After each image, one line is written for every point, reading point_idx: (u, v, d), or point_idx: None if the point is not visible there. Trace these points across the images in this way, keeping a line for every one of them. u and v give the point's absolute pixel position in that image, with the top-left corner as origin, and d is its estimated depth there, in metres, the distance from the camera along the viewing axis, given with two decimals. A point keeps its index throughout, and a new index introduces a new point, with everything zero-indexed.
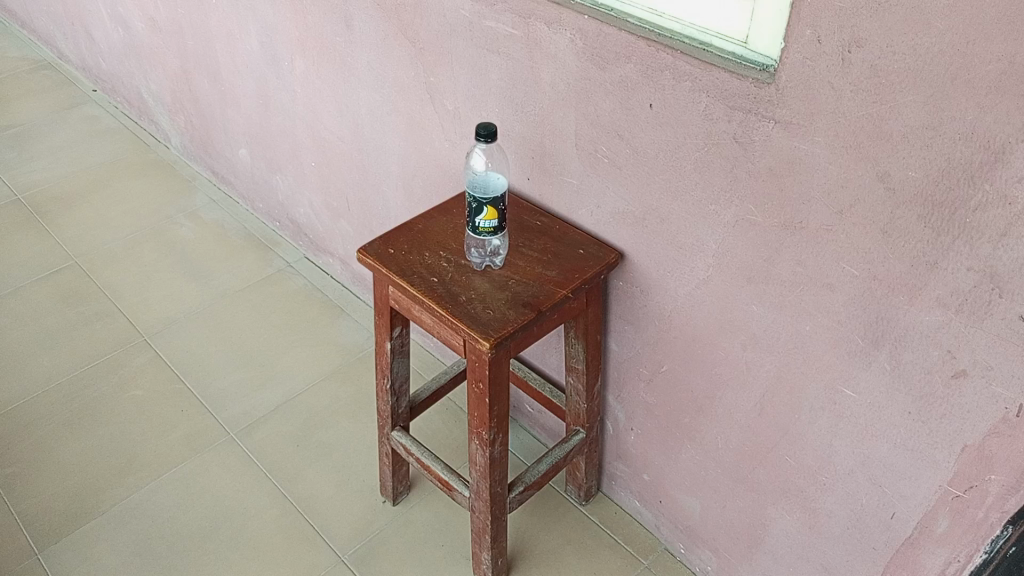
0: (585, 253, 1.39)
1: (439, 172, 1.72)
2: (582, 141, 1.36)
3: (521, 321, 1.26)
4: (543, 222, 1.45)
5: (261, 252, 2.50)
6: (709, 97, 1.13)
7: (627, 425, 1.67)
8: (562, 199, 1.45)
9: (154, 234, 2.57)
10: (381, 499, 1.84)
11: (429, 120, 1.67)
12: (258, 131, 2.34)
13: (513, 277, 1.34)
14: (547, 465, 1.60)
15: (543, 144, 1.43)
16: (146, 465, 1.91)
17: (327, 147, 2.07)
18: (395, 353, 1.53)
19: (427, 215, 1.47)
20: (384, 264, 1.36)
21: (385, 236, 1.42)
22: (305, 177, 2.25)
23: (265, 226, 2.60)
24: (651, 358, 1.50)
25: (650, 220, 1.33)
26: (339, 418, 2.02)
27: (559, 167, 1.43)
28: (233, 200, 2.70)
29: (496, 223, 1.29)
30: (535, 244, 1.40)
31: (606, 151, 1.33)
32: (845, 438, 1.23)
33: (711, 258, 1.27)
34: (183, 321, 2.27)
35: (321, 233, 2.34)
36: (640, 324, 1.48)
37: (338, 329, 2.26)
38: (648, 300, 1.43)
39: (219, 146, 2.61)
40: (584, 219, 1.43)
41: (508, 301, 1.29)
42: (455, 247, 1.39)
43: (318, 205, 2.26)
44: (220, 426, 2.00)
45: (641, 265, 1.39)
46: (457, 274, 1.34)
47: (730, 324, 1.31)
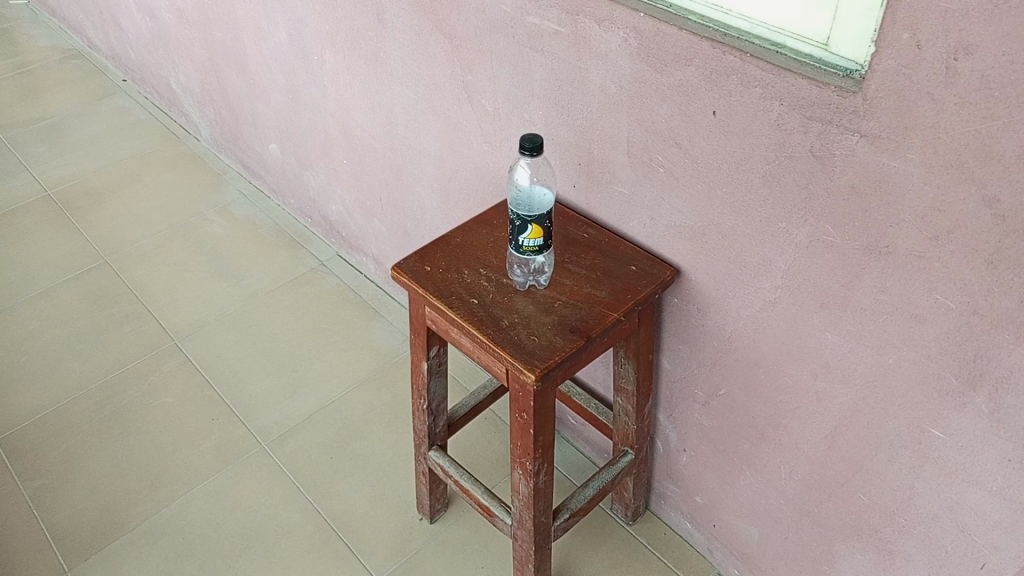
0: (637, 270, 1.27)
1: (478, 175, 1.61)
2: (635, 148, 1.24)
3: (569, 349, 1.16)
4: (591, 234, 1.34)
5: (293, 250, 2.42)
6: (782, 105, 1.01)
7: (680, 446, 1.56)
8: (611, 209, 1.34)
9: (184, 231, 2.50)
10: (418, 516, 1.76)
11: (466, 121, 1.56)
12: (288, 126, 2.25)
13: (559, 298, 1.23)
14: (594, 489, 1.50)
15: (591, 150, 1.31)
16: (177, 477, 1.85)
17: (359, 145, 1.97)
18: (432, 373, 1.44)
19: (465, 228, 1.36)
20: (420, 283, 1.26)
21: (421, 252, 1.32)
22: (336, 174, 2.16)
23: (296, 221, 2.52)
24: (708, 379, 1.39)
25: (710, 235, 1.21)
26: (374, 429, 1.94)
27: (608, 175, 1.31)
28: (264, 195, 2.62)
29: (541, 241, 1.18)
30: (583, 260, 1.29)
31: (661, 160, 1.21)
32: (929, 481, 1.11)
33: (780, 279, 1.15)
34: (214, 324, 2.21)
35: (354, 232, 2.25)
36: (697, 344, 1.36)
37: (372, 332, 2.17)
38: (706, 319, 1.31)
39: (249, 140, 2.53)
40: (636, 231, 1.32)
41: (554, 326, 1.19)
42: (496, 264, 1.29)
43: (351, 203, 2.17)
44: (251, 435, 1.94)
45: (699, 282, 1.28)
46: (499, 294, 1.24)
47: (799, 351, 1.19)
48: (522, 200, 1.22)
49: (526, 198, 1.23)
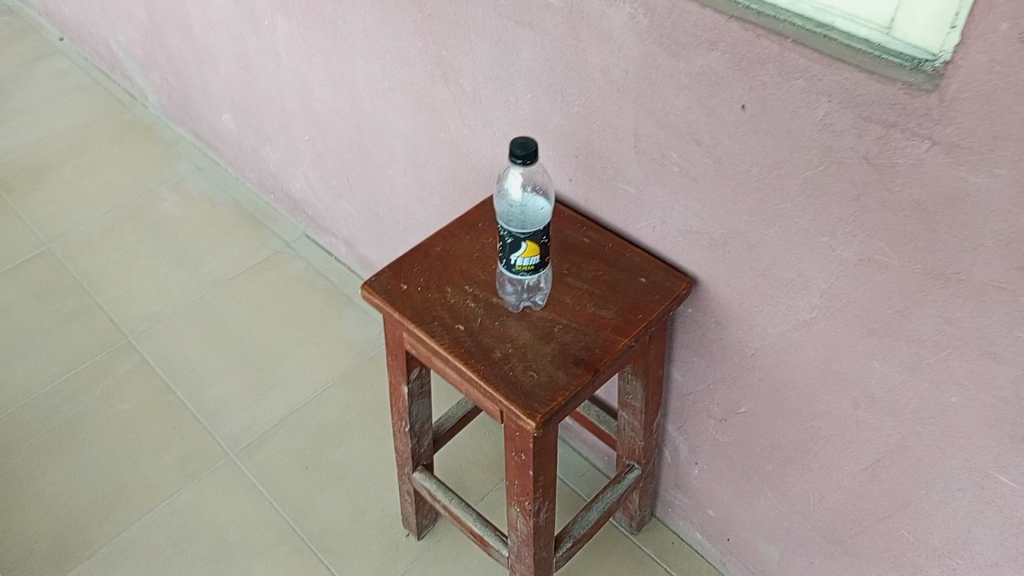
0: (648, 282, 1.10)
1: (456, 162, 1.42)
2: (642, 142, 1.05)
3: (575, 387, 0.98)
4: (590, 238, 1.16)
5: (255, 231, 2.21)
6: (831, 101, 0.83)
7: (691, 459, 1.42)
8: (614, 209, 1.16)
9: (134, 211, 2.28)
10: (404, 532, 1.59)
11: (442, 102, 1.36)
12: (241, 95, 2.02)
13: (558, 323, 1.05)
14: (599, 512, 1.35)
15: (591, 142, 1.12)
16: (136, 496, 1.66)
17: (321, 120, 1.76)
18: (413, 397, 1.26)
19: (445, 234, 1.17)
20: (395, 306, 1.07)
21: (395, 266, 1.13)
22: (298, 151, 1.95)
23: (258, 198, 2.30)
24: (726, 395, 1.23)
25: (734, 244, 1.04)
26: (352, 432, 1.76)
27: (611, 171, 1.12)
28: (221, 167, 2.40)
29: (538, 259, 1.00)
30: (583, 272, 1.11)
31: (675, 158, 1.03)
32: (991, 527, 0.98)
33: (818, 298, 0.99)
34: (172, 317, 2.00)
35: (321, 212, 2.05)
36: (715, 358, 1.21)
37: (345, 321, 1.99)
38: (725, 333, 1.15)
39: (200, 109, 2.29)
40: (644, 234, 1.14)
41: (555, 358, 1.01)
42: (484, 279, 1.10)
43: (316, 182, 1.96)
44: (219, 445, 1.74)
45: (719, 294, 1.11)
46: (489, 319, 1.06)
47: (839, 377, 1.04)
48: (514, 214, 1.03)
49: (519, 212, 1.03)
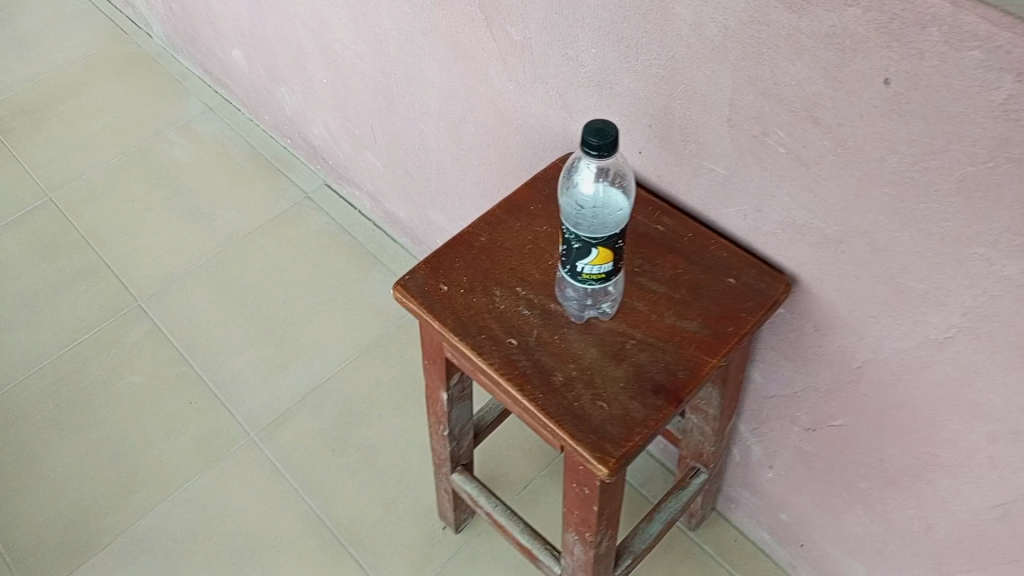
0: (739, 283, 0.91)
1: (500, 120, 1.22)
2: (738, 115, 0.84)
3: (654, 423, 0.81)
4: (665, 227, 0.97)
5: (272, 180, 2.03)
6: (1020, 80, 0.62)
7: (765, 462, 1.25)
8: (695, 191, 0.96)
9: (141, 156, 2.09)
10: (441, 525, 1.46)
11: (483, 50, 1.14)
12: (251, 30, 1.81)
13: (630, 338, 0.87)
14: (662, 523, 1.19)
15: (670, 110, 0.91)
16: (151, 481, 1.53)
17: (340, 63, 1.55)
18: (453, 402, 1.09)
19: (492, 219, 0.98)
20: (435, 313, 0.89)
21: (433, 260, 0.94)
22: (316, 96, 1.74)
23: (274, 141, 2.10)
24: (818, 405, 1.06)
25: (850, 244, 0.84)
26: (381, 411, 1.62)
27: (693, 145, 0.92)
28: (233, 106, 2.20)
29: (610, 267, 0.81)
30: (660, 273, 0.93)
31: (781, 137, 0.82)
32: None
33: (959, 317, 0.80)
34: (185, 279, 1.84)
35: (343, 161, 1.85)
36: (807, 364, 1.02)
37: (371, 284, 1.81)
38: (824, 341, 0.97)
39: (208, 42, 2.08)
40: (732, 223, 0.94)
41: (628, 384, 0.84)
42: (540, 279, 0.92)
43: (336, 129, 1.76)
44: (239, 423, 1.61)
45: (823, 298, 0.92)
46: (547, 331, 0.88)
47: (973, 407, 0.86)
48: (584, 217, 0.84)
49: (590, 215, 0.84)
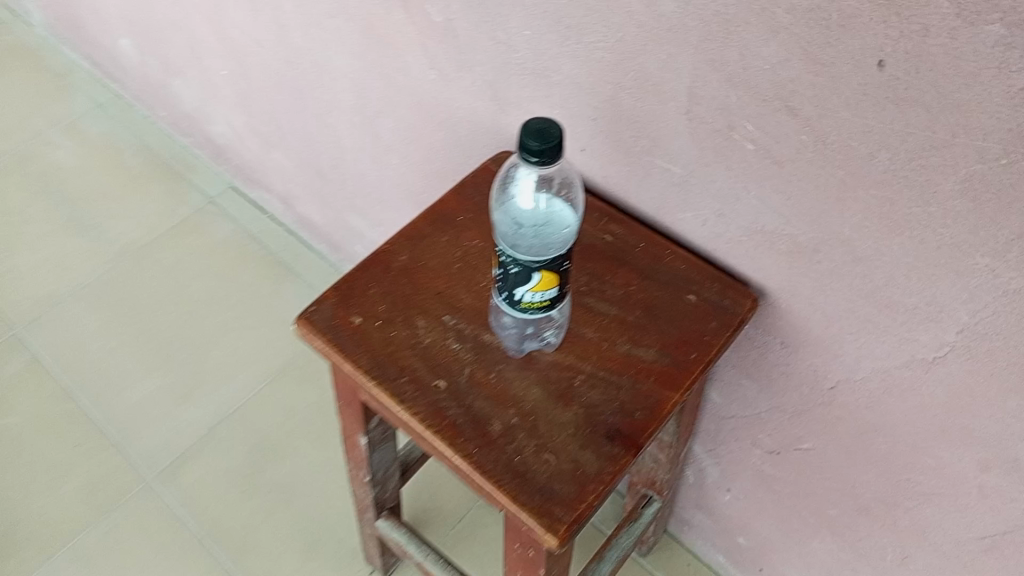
0: (699, 301, 0.80)
1: (420, 114, 1.07)
2: (700, 106, 0.73)
3: (609, 478, 0.69)
4: (613, 236, 0.85)
5: (170, 184, 1.83)
6: None
7: (722, 485, 1.12)
8: (647, 193, 0.84)
9: (20, 161, 1.86)
10: (368, 570, 1.31)
11: (399, 33, 0.99)
12: (138, 15, 1.61)
13: (578, 374, 0.75)
14: (614, 562, 1.06)
15: (618, 101, 0.79)
16: (32, 540, 1.34)
17: (239, 52, 1.37)
18: (374, 446, 0.96)
19: (412, 233, 0.84)
20: (346, 353, 0.75)
21: (342, 286, 0.80)
22: (215, 89, 1.56)
23: (172, 140, 1.90)
24: (785, 427, 0.94)
25: (826, 254, 0.73)
26: (298, 442, 1.46)
27: (645, 142, 0.80)
28: (125, 102, 1.98)
29: (555, 293, 0.68)
30: (609, 291, 0.81)
31: (749, 132, 0.71)
32: None
33: (954, 337, 0.69)
34: (71, 300, 1.64)
35: (248, 162, 1.67)
36: (772, 386, 0.91)
37: (285, 297, 1.65)
38: (793, 360, 0.86)
39: (94, 31, 1.86)
40: (689, 229, 0.83)
41: (578, 431, 0.71)
42: (471, 305, 0.79)
43: (240, 127, 1.59)
44: (135, 464, 1.43)
45: (793, 314, 0.81)
46: (480, 370, 0.75)
47: (964, 435, 0.76)
48: (523, 237, 0.71)
49: (530, 233, 0.71)
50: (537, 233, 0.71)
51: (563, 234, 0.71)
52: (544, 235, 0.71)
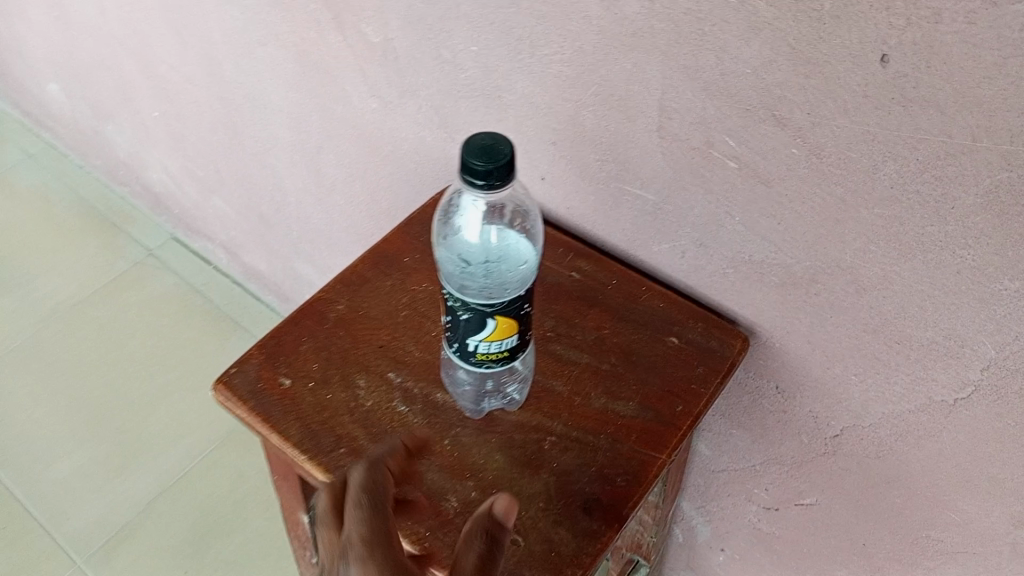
0: (683, 343, 0.70)
1: (363, 147, 0.97)
2: (673, 121, 0.63)
3: (590, 560, 0.58)
4: (582, 273, 0.75)
5: (107, 238, 1.71)
6: None
7: (715, 544, 1.01)
8: (618, 224, 0.75)
9: None
10: None
11: (335, 59, 0.90)
12: (64, 58, 1.50)
13: (548, 436, 0.64)
14: None
15: (580, 120, 0.70)
16: None
17: (170, 90, 1.27)
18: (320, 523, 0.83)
19: (352, 279, 0.73)
20: (272, 422, 0.63)
21: (268, 343, 0.69)
22: (149, 133, 1.45)
23: (109, 191, 1.78)
24: (783, 480, 0.84)
25: (826, 285, 0.64)
26: (248, 513, 1.32)
27: (612, 164, 0.70)
28: (58, 152, 1.86)
29: (514, 343, 0.58)
30: (580, 337, 0.71)
31: (730, 147, 0.61)
32: None
33: (980, 373, 0.60)
34: None
35: (189, 210, 1.56)
36: (767, 434, 0.81)
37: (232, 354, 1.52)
38: (789, 405, 0.76)
39: (21, 78, 1.75)
40: (667, 262, 0.73)
41: (550, 503, 0.60)
42: (420, 360, 0.68)
43: (177, 172, 1.48)
44: (63, 548, 1.28)
45: (789, 353, 0.71)
46: (433, 436, 0.63)
47: (992, 485, 0.66)
48: (474, 279, 0.61)
49: (482, 274, 0.61)
50: (491, 271, 0.61)
51: (521, 270, 0.61)
52: (500, 273, 0.61)
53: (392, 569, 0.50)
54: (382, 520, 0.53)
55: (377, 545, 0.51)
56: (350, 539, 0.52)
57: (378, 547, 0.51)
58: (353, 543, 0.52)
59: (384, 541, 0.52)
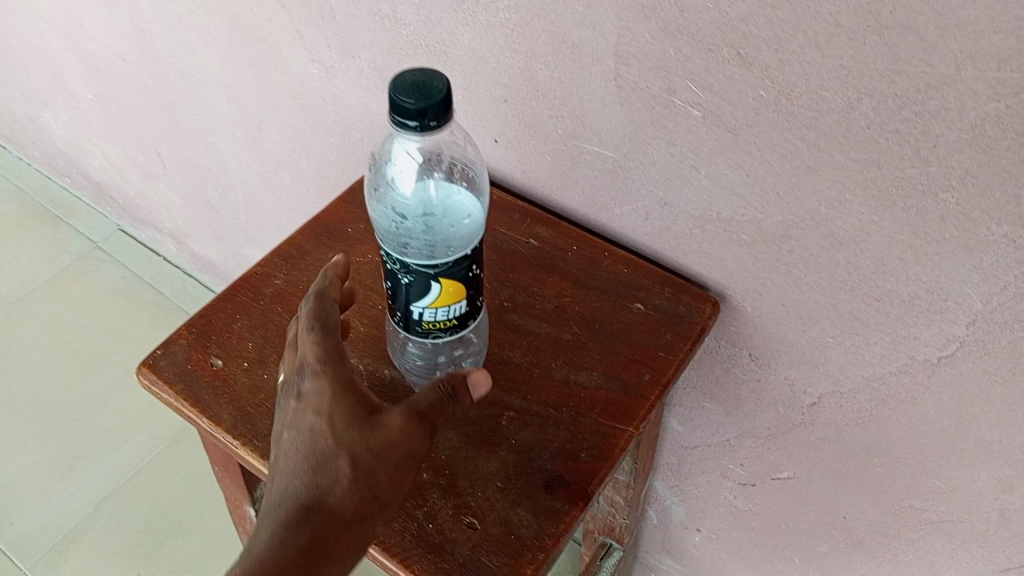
0: (649, 309, 0.66)
1: (306, 119, 0.91)
2: (630, 68, 0.58)
3: (552, 541, 0.54)
4: (540, 240, 0.71)
5: (49, 232, 1.63)
6: None
7: (691, 525, 0.97)
8: (577, 186, 0.70)
9: None
10: None
11: (271, 22, 0.84)
12: None
13: (505, 411, 0.60)
14: None
15: (531, 73, 0.65)
16: None
17: (102, 69, 1.20)
18: None
19: (290, 252, 0.70)
20: (201, 406, 0.60)
21: (199, 322, 0.65)
22: (85, 117, 1.37)
23: (50, 183, 1.70)
24: (759, 454, 0.80)
25: (799, 241, 0.59)
26: (204, 512, 1.26)
27: (568, 121, 0.65)
28: None
29: (462, 307, 0.53)
30: (539, 306, 0.67)
31: (694, 94, 0.57)
32: None
33: (966, 329, 0.56)
34: None
35: (133, 199, 1.48)
36: (741, 406, 0.77)
37: None
38: (763, 374, 0.72)
39: None
40: (630, 224, 0.69)
41: (508, 483, 0.57)
42: (365, 334, 0.64)
43: (117, 158, 1.40)
44: (5, 557, 1.21)
45: (762, 317, 0.67)
46: None
47: (980, 449, 0.62)
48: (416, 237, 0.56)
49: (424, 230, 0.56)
50: (432, 229, 0.56)
51: (465, 225, 0.56)
52: (442, 231, 0.56)
53: (347, 385, 0.53)
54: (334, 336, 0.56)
55: (331, 363, 0.54)
56: (306, 357, 0.55)
57: (332, 363, 0.54)
58: (309, 361, 0.54)
59: (339, 358, 0.54)
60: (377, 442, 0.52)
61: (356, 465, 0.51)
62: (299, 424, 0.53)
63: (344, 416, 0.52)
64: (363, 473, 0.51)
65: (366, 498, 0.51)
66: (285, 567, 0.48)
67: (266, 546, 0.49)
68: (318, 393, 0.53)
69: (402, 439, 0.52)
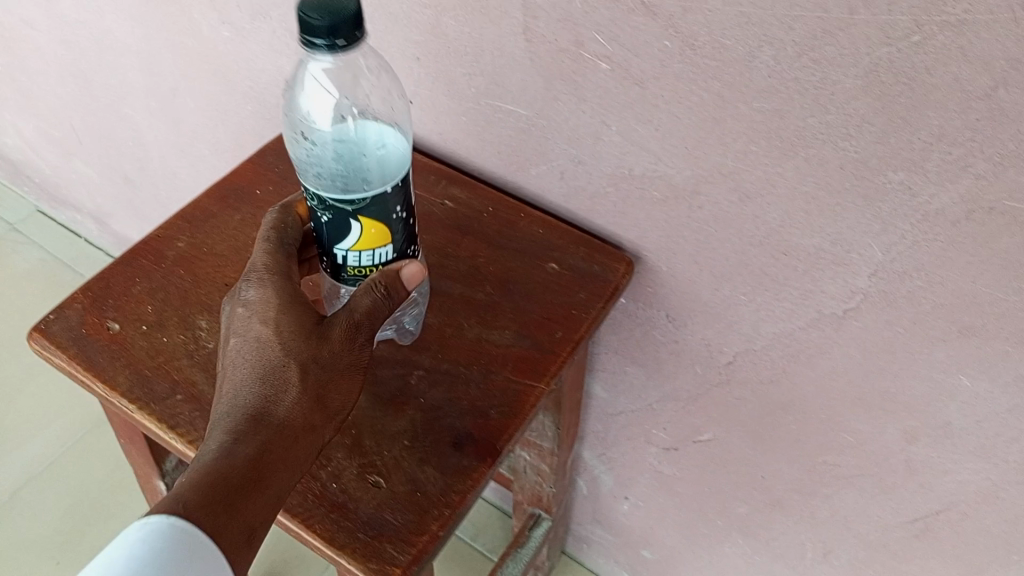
0: (563, 269, 0.66)
1: (221, 85, 0.88)
2: (538, 20, 0.58)
3: (458, 498, 0.54)
4: (454, 202, 0.70)
5: None
6: None
7: (619, 494, 0.98)
8: (492, 147, 0.69)
9: None
10: None
11: None
12: None
13: (414, 370, 0.60)
14: None
15: (442, 28, 0.63)
16: None
17: (9, 38, 1.14)
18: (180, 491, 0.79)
19: (194, 215, 0.68)
20: (96, 370, 0.57)
21: (96, 286, 0.63)
22: None
23: None
24: (680, 417, 0.81)
25: (709, 196, 0.59)
26: (125, 497, 1.21)
27: (481, 78, 0.64)
28: None
29: (386, 246, 0.53)
30: (452, 267, 0.66)
31: (601, 46, 0.56)
32: None
33: (869, 281, 0.57)
34: None
35: (49, 176, 1.43)
36: (661, 369, 0.77)
37: None
38: (681, 335, 0.72)
39: None
40: (546, 185, 0.68)
41: (416, 442, 0.56)
42: None
43: (30, 134, 1.34)
44: None
45: (677, 276, 0.67)
46: None
47: (888, 402, 0.63)
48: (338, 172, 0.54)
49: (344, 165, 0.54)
50: (348, 160, 0.55)
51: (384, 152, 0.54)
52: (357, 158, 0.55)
53: (295, 295, 0.54)
54: (285, 253, 0.56)
55: (278, 275, 0.54)
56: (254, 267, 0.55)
57: (281, 275, 0.54)
58: (256, 273, 0.54)
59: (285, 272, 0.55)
60: (323, 353, 0.52)
61: (303, 374, 0.51)
62: (246, 334, 0.53)
63: (292, 326, 0.52)
64: (311, 382, 0.51)
65: (312, 406, 0.51)
66: (230, 476, 0.47)
67: (210, 454, 0.48)
68: (264, 302, 0.53)
69: (348, 351, 0.52)
